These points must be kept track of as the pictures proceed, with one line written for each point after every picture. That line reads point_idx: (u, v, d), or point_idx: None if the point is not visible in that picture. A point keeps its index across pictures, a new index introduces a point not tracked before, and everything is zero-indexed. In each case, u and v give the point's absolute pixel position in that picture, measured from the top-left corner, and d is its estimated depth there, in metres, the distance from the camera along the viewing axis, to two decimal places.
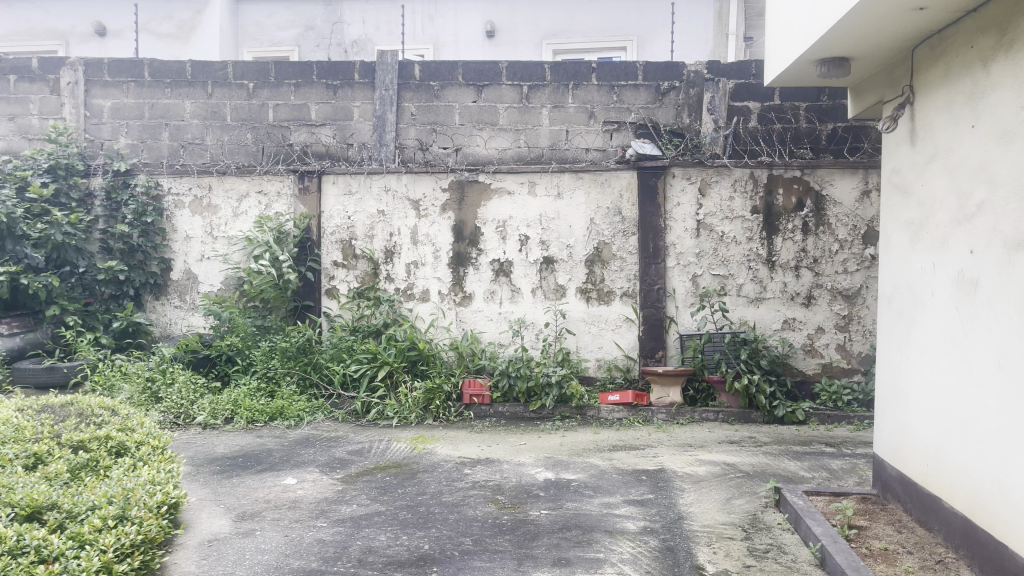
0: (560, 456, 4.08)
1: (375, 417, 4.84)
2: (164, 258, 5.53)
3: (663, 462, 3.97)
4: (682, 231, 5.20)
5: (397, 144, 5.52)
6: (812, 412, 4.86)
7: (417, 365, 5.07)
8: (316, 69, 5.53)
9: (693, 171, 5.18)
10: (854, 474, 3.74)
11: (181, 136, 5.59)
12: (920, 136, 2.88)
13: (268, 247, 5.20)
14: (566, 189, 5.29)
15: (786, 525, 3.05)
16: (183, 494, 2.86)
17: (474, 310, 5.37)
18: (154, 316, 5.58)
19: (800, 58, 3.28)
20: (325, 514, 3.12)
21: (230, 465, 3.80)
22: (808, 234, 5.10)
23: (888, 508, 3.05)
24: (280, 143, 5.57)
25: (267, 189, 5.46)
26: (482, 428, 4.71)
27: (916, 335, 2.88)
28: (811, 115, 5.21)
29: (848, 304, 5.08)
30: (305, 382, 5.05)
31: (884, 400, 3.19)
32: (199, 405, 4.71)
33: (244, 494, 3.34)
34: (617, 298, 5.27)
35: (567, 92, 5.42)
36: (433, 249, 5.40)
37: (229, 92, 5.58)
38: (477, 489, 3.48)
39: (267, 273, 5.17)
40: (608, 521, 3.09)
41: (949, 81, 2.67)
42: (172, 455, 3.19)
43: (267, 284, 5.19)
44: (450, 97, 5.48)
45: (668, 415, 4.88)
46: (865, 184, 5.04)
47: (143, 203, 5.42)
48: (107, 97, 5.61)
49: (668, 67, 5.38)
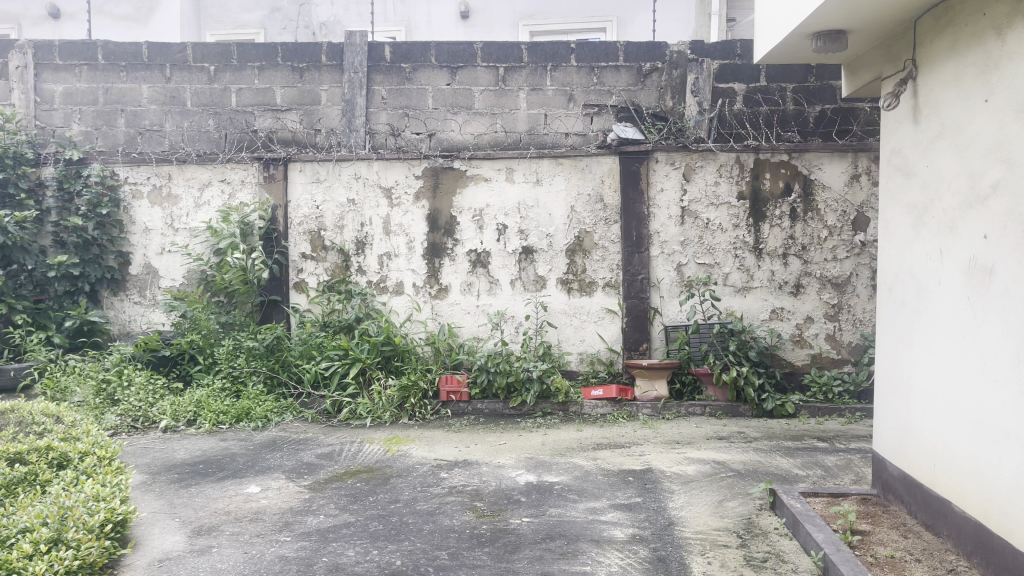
0: (542, 457, 3.87)
1: (347, 417, 4.59)
2: (122, 251, 5.23)
3: (651, 461, 3.78)
4: (666, 219, 5.01)
5: (367, 129, 5.25)
6: (802, 406, 4.69)
7: (391, 362, 4.85)
8: (281, 50, 5.24)
9: (676, 156, 4.99)
10: (850, 471, 3.56)
11: (138, 123, 5.28)
12: (924, 114, 2.69)
13: (231, 242, 4.95)
14: (545, 176, 5.07)
15: (784, 530, 2.86)
16: (132, 509, 2.62)
17: (451, 303, 5.14)
18: (112, 313, 5.28)
19: (794, 31, 3.06)
20: (289, 527, 2.89)
21: (190, 473, 3.55)
22: (796, 220, 4.92)
23: (890, 510, 2.87)
24: (244, 129, 5.28)
25: (230, 178, 5.19)
26: (459, 427, 4.49)
27: (921, 325, 2.69)
28: (799, 97, 5.01)
29: (837, 292, 4.91)
30: (271, 381, 4.80)
31: (884, 392, 3.01)
32: (158, 407, 4.44)
33: (200, 506, 3.09)
34: (600, 289, 5.07)
35: (545, 74, 5.18)
36: (407, 239, 5.15)
37: (189, 76, 5.27)
38: (454, 495, 3.26)
39: (239, 264, 4.88)
40: (594, 529, 2.89)
41: (957, 53, 2.48)
42: (122, 466, 2.93)
43: (237, 277, 4.93)
44: (423, 79, 5.23)
45: (653, 411, 4.70)
46: (855, 168, 4.87)
47: (98, 193, 5.12)
48: (58, 82, 5.28)
49: (650, 48, 5.15)
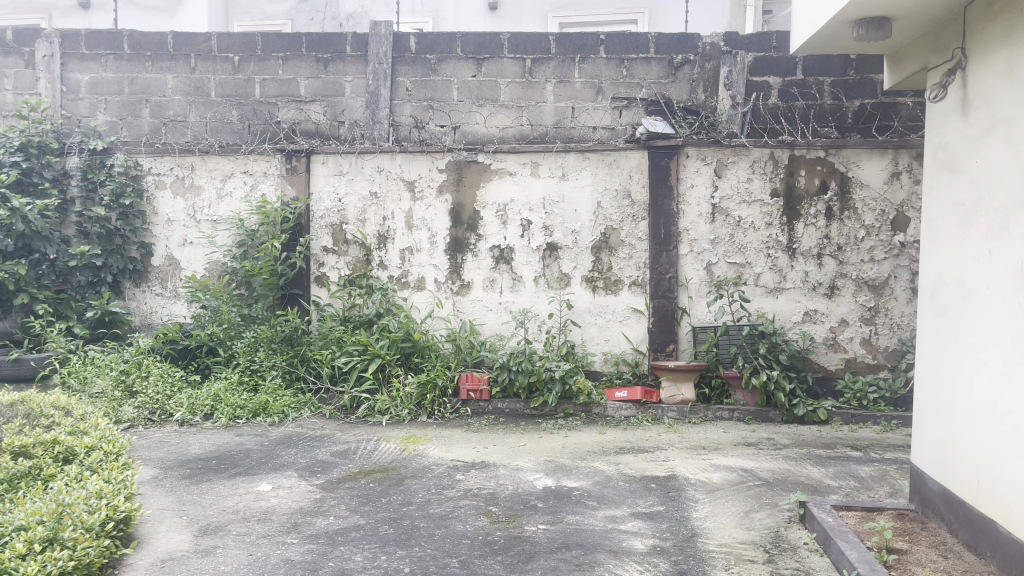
0: (562, 460, 3.75)
1: (365, 413, 4.52)
2: (144, 242, 5.21)
3: (675, 468, 3.64)
4: (696, 216, 4.85)
5: (391, 121, 5.16)
6: (835, 412, 4.51)
7: (411, 358, 4.76)
8: (306, 41, 5.17)
9: (708, 151, 4.83)
10: (885, 483, 3.39)
11: (162, 113, 5.24)
12: (974, 106, 2.51)
13: (273, 234, 4.95)
14: (571, 170, 4.94)
15: (814, 545, 2.70)
16: (136, 507, 2.55)
17: (473, 300, 5.04)
18: (133, 305, 5.25)
19: (835, 18, 2.90)
20: (297, 528, 2.80)
21: (202, 469, 3.48)
22: (832, 219, 4.73)
23: (928, 528, 2.70)
24: (267, 120, 5.22)
25: (252, 170, 5.14)
26: (478, 427, 4.38)
27: (966, 333, 2.52)
28: (837, 91, 4.82)
29: (874, 295, 4.71)
30: (290, 375, 4.73)
31: (925, 403, 2.84)
32: (175, 400, 4.40)
33: (209, 504, 3.03)
34: (626, 288, 4.93)
35: (573, 66, 5.05)
36: (429, 234, 5.06)
37: (213, 66, 5.22)
38: (469, 499, 3.15)
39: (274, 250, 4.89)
40: (613, 539, 2.76)
41: (1011, 40, 2.30)
42: (128, 462, 2.87)
43: (267, 264, 4.90)
44: (447, 71, 5.12)
45: (679, 414, 4.55)
46: (895, 166, 4.67)
47: (121, 183, 5.10)
48: (84, 71, 5.26)
49: (682, 40, 4.99)
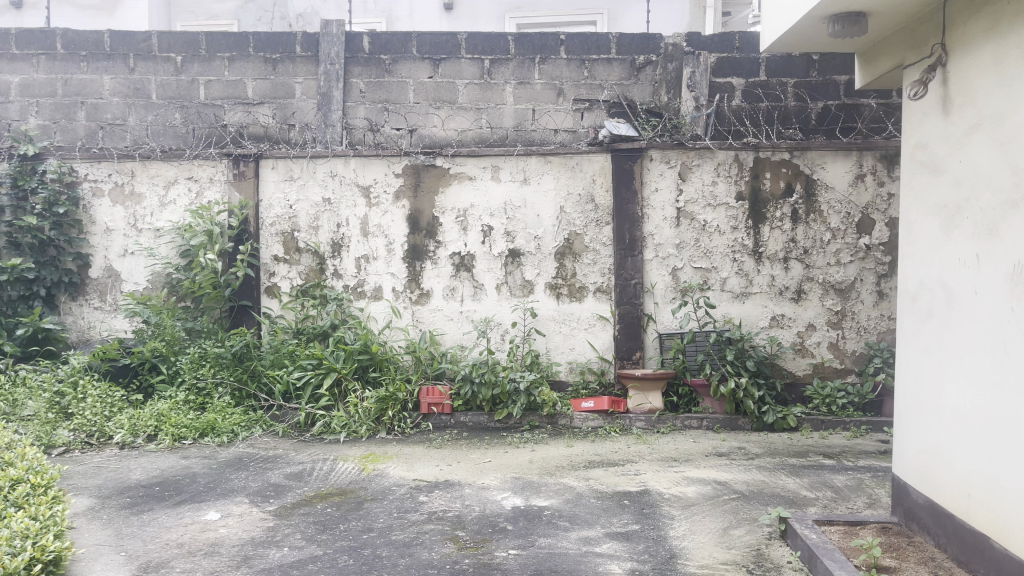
0: (530, 477, 3.58)
1: (320, 431, 4.29)
2: (80, 253, 4.89)
3: (648, 482, 3.49)
4: (661, 221, 4.74)
5: (344, 124, 4.96)
6: (804, 419, 4.43)
7: (369, 372, 4.54)
8: (253, 41, 4.93)
9: (672, 154, 4.72)
10: (863, 493, 3.30)
11: (100, 116, 4.95)
12: (957, 104, 2.42)
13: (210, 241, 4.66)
14: (533, 174, 4.79)
15: (798, 564, 2.58)
16: (66, 545, 2.32)
17: (433, 309, 4.85)
18: (69, 320, 4.94)
19: (809, 14, 2.79)
20: (249, 562, 2.58)
21: (143, 497, 3.22)
22: (797, 222, 4.66)
23: (914, 542, 2.59)
24: (212, 124, 4.97)
25: (197, 175, 4.87)
26: (441, 443, 4.19)
27: (952, 339, 2.43)
28: (800, 92, 4.76)
29: (841, 298, 4.66)
30: (239, 393, 4.48)
31: (907, 411, 2.74)
32: (115, 421, 4.12)
33: (151, 537, 2.79)
34: (590, 295, 4.79)
35: (533, 67, 4.90)
36: (386, 241, 4.85)
37: (154, 67, 4.95)
38: (433, 523, 2.96)
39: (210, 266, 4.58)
40: (589, 563, 2.60)
41: (998, 35, 2.20)
42: (59, 496, 2.63)
43: (207, 278, 4.62)
44: (403, 72, 4.93)
45: (647, 423, 4.42)
46: (859, 168, 4.62)
47: (56, 191, 4.78)
48: (14, 72, 4.94)
49: (644, 41, 4.89)
